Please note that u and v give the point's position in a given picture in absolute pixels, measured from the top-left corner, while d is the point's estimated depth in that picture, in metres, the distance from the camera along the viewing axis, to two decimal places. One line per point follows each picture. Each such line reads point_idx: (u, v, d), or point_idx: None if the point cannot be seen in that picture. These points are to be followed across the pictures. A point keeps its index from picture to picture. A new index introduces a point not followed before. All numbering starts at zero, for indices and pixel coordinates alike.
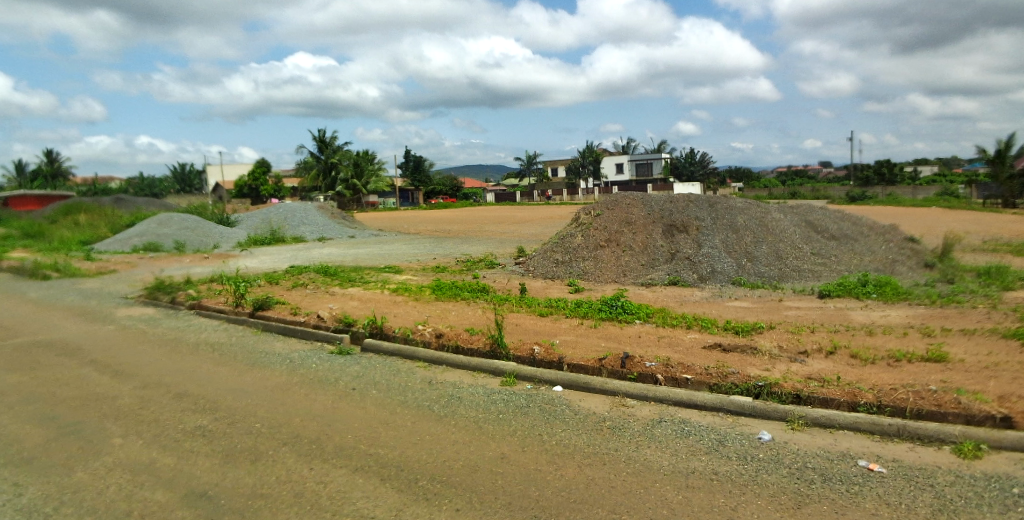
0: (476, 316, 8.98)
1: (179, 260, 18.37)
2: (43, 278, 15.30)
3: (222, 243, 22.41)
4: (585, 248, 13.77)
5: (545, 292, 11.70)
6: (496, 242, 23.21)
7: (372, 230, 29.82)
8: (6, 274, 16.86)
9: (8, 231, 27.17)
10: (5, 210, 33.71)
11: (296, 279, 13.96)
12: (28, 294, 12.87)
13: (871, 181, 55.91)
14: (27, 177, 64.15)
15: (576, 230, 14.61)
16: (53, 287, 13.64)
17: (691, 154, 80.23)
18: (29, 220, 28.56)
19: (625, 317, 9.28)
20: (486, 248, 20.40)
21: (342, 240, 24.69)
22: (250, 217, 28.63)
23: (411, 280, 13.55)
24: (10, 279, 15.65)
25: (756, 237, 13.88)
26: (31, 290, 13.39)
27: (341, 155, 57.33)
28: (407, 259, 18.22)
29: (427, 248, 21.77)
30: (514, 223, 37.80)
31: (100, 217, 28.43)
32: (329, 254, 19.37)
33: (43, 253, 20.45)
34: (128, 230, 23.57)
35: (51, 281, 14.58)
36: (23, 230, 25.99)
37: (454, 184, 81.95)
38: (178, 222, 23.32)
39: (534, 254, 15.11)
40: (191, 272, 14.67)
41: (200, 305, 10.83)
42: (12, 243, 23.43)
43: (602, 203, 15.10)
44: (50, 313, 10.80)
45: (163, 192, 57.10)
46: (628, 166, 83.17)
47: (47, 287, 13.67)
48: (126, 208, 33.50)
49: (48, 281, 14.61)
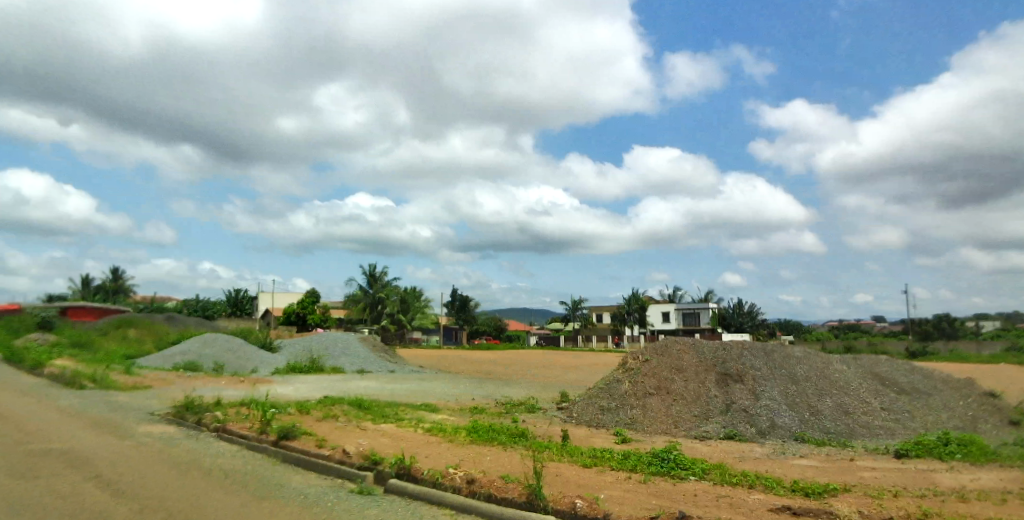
0: (513, 463, 8.22)
1: (215, 380, 18.27)
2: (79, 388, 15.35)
3: (261, 367, 22.39)
4: (633, 395, 12.95)
5: (590, 441, 10.82)
6: (537, 385, 22.42)
7: (412, 366, 29.48)
8: (46, 382, 16.99)
9: (59, 338, 28.06)
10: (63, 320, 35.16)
11: (328, 410, 13.46)
12: (60, 402, 12.78)
13: (931, 336, 53.27)
14: (92, 291, 67.72)
15: (623, 375, 13.88)
16: (86, 398, 13.56)
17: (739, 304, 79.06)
18: (83, 331, 29.56)
19: (677, 472, 8.34)
20: (527, 391, 19.63)
21: (381, 374, 24.32)
22: (293, 344, 28.87)
23: (446, 419, 12.86)
24: (48, 386, 15.77)
25: (819, 391, 12.83)
26: (63, 398, 13.35)
27: (389, 290, 58.66)
28: (445, 397, 17.56)
29: (466, 387, 21.13)
30: (556, 365, 36.97)
31: (149, 334, 29.13)
32: (366, 387, 18.92)
33: (87, 365, 20.75)
34: (173, 348, 23.90)
35: (86, 391, 14.59)
36: (75, 340, 26.75)
37: (497, 324, 82.25)
38: (222, 344, 23.57)
39: (578, 399, 14.31)
40: (224, 394, 14.42)
41: (225, 430, 10.41)
42: (61, 352, 24.01)
43: (651, 347, 14.47)
44: (73, 422, 10.57)
45: (215, 315, 59.04)
46: (673, 314, 82.47)
47: (79, 397, 13.62)
48: (176, 326, 34.50)
49: (83, 392, 14.57)
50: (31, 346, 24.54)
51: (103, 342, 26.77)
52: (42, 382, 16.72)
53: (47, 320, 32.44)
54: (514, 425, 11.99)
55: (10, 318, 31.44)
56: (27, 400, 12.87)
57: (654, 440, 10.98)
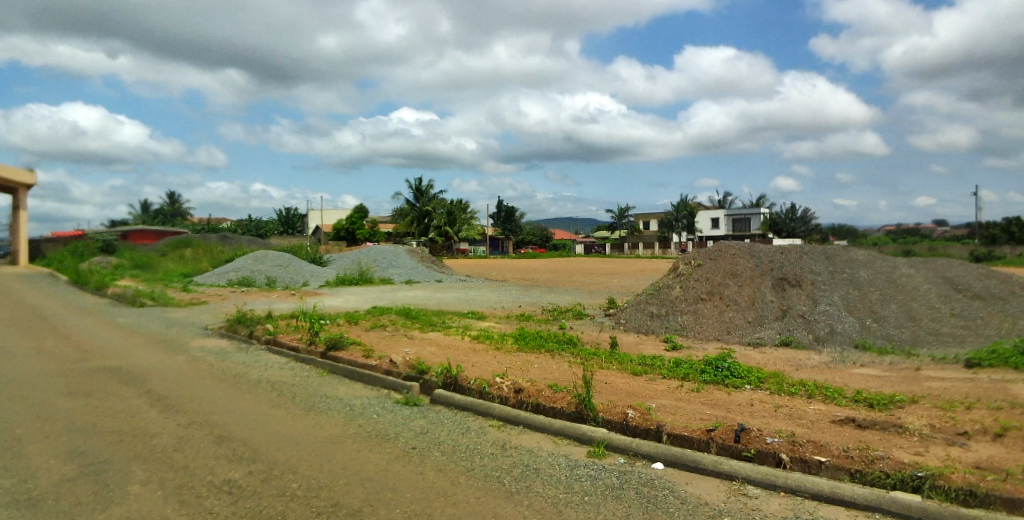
0: (560, 371, 8.03)
1: (268, 295, 18.76)
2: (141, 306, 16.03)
3: (312, 281, 22.89)
4: (683, 300, 12.54)
5: (639, 348, 10.57)
6: (584, 291, 22.24)
7: (460, 276, 29.74)
8: (110, 301, 17.80)
9: (124, 259, 29.38)
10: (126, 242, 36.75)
11: (376, 320, 13.60)
12: (121, 320, 13.33)
13: (1001, 239, 50.33)
14: (152, 215, 70.43)
15: (673, 281, 13.41)
16: (145, 314, 14.10)
17: (793, 209, 76.20)
18: (145, 252, 30.84)
19: (732, 381, 8.01)
20: (573, 298, 19.49)
21: (428, 284, 24.58)
22: (343, 257, 29.40)
23: (493, 327, 12.81)
24: (113, 305, 16.54)
25: (884, 296, 12.11)
26: (125, 316, 13.95)
27: (434, 203, 58.69)
28: (491, 305, 17.57)
29: (513, 295, 21.13)
30: (604, 273, 36.76)
31: (206, 252, 30.14)
32: (414, 297, 19.10)
33: (148, 284, 21.64)
34: (227, 265, 24.61)
35: (145, 309, 15.22)
36: (138, 261, 27.92)
37: (543, 234, 82.19)
38: (273, 259, 24.13)
39: (626, 305, 14.04)
40: (275, 307, 14.74)
41: (276, 341, 10.59)
42: (125, 272, 25.10)
43: (703, 252, 13.87)
44: (133, 339, 11.01)
45: (268, 233, 60.75)
46: (723, 221, 80.44)
47: (139, 314, 14.20)
48: (231, 244, 35.62)
49: (143, 309, 15.18)
50: (98, 267, 25.74)
51: (164, 262, 27.86)
52: (107, 302, 17.53)
53: (111, 242, 33.89)
54: (561, 332, 11.84)
55: (77, 242, 32.98)
56: (92, 318, 13.49)
57: (705, 347, 10.65)
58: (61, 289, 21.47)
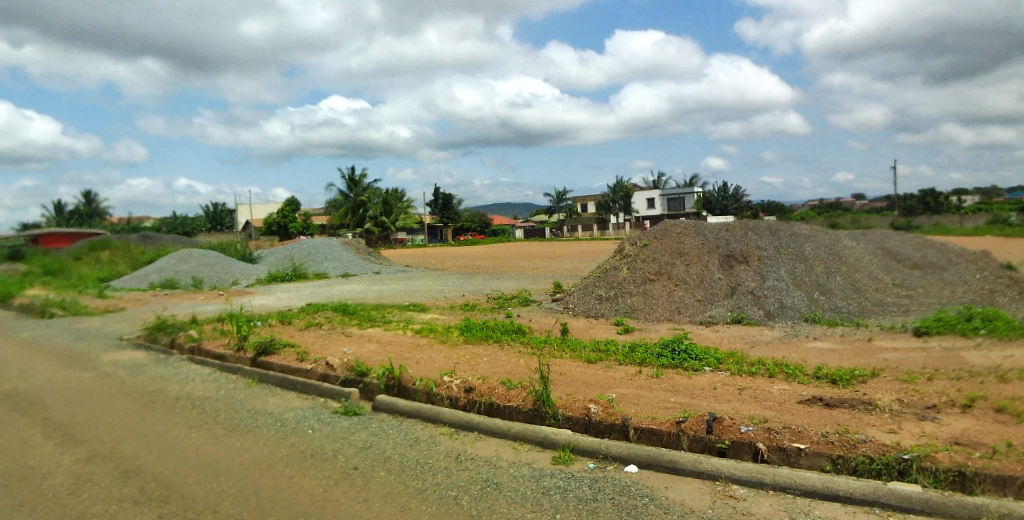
0: (513, 364, 7.50)
1: (193, 297, 17.44)
2: (46, 316, 14.52)
3: (241, 280, 21.50)
4: (631, 281, 12.23)
5: (591, 333, 10.17)
6: (528, 277, 21.83)
7: (399, 267, 28.80)
8: (12, 312, 16.05)
9: (29, 266, 26.92)
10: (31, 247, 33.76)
11: (311, 318, 12.69)
12: (21, 333, 11.91)
13: (916, 210, 53.25)
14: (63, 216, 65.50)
15: (621, 262, 13.10)
16: (49, 326, 12.67)
17: (724, 186, 78.46)
18: (53, 256, 28.34)
19: (692, 364, 7.70)
20: (518, 284, 19.03)
21: (367, 277, 23.59)
22: (274, 253, 27.92)
23: (437, 320, 12.16)
24: (13, 318, 14.92)
25: (827, 268, 12.20)
26: (25, 329, 12.51)
27: (369, 193, 56.97)
28: (433, 296, 16.87)
29: (456, 284, 20.48)
30: (547, 258, 36.56)
31: (123, 254, 27.98)
32: (352, 292, 18.15)
33: (56, 291, 19.76)
34: (147, 267, 22.82)
35: (51, 320, 13.76)
36: (45, 267, 25.58)
37: (483, 222, 81.56)
38: (197, 258, 22.55)
39: (573, 289, 13.65)
40: (198, 310, 13.57)
41: (199, 349, 9.61)
42: (30, 279, 22.89)
43: (649, 232, 13.61)
44: (32, 356, 9.79)
45: (194, 230, 57.54)
46: (659, 201, 82.01)
47: (42, 326, 12.78)
48: (151, 244, 33.31)
49: (48, 320, 13.70)
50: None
51: (75, 267, 25.64)
52: (9, 314, 15.81)
53: (14, 247, 30.99)
54: (509, 320, 11.33)
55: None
56: None
57: (659, 328, 10.37)
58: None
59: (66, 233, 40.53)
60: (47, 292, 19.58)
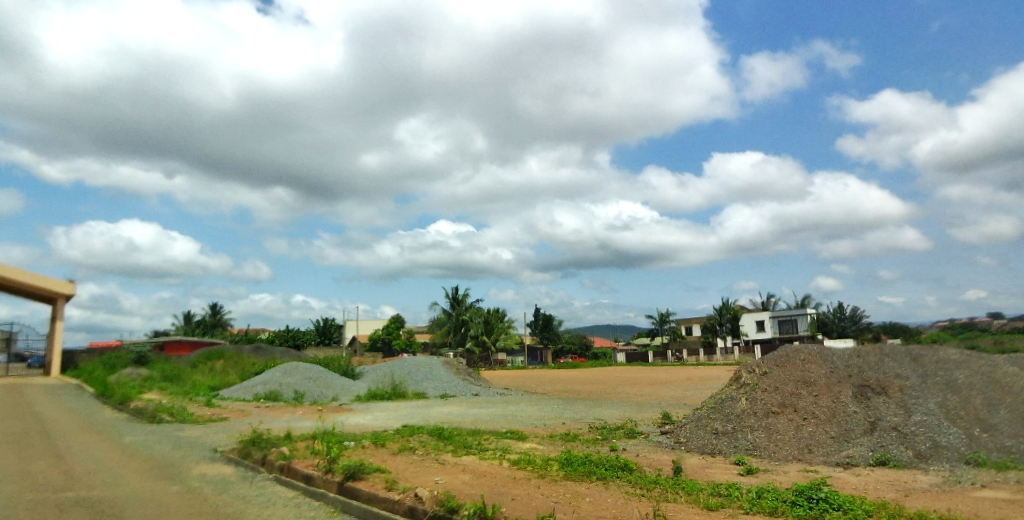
0: (620, 509, 6.61)
1: (292, 411, 17.70)
2: (157, 423, 15.14)
3: (341, 396, 21.75)
4: (751, 415, 10.98)
5: (707, 474, 8.99)
6: (633, 405, 20.51)
7: (497, 389, 28.25)
8: (127, 416, 16.91)
9: (154, 371, 28.93)
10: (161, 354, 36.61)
11: (405, 441, 12.29)
12: (126, 438, 12.31)
13: None
14: (193, 326, 71.46)
15: (737, 391, 11.89)
16: (155, 432, 13.10)
17: (841, 308, 73.18)
18: (176, 364, 30.40)
19: (835, 517, 6.43)
20: (622, 412, 17.85)
21: (464, 399, 23.17)
22: (375, 370, 28.39)
23: (535, 450, 11.36)
24: (129, 422, 15.68)
25: (988, 400, 10.37)
26: (136, 434, 12.98)
27: (472, 311, 58.05)
28: (531, 422, 16.08)
29: (555, 411, 19.55)
30: (652, 384, 34.72)
31: (236, 365, 29.50)
32: (448, 415, 17.73)
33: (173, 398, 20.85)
34: (256, 378, 23.76)
35: (160, 426, 14.28)
36: (166, 372, 27.36)
37: (582, 343, 80.19)
38: (303, 372, 23.25)
39: (684, 421, 12.46)
40: (295, 426, 13.60)
41: (287, 467, 9.40)
42: (152, 384, 24.43)
43: (767, 358, 12.43)
44: (135, 463, 9.96)
45: (304, 345, 60.54)
46: (769, 324, 77.63)
47: (152, 432, 13.22)
48: (264, 356, 35.07)
49: (157, 427, 14.23)
50: (127, 379, 25.22)
51: (192, 375, 27.22)
52: (125, 417, 16.68)
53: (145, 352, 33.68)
54: (612, 454, 10.36)
55: (110, 353, 32.79)
56: (100, 436, 12.57)
57: (787, 470, 9.02)
58: (84, 402, 20.79)
59: (191, 341, 43.81)
60: (165, 398, 20.69)
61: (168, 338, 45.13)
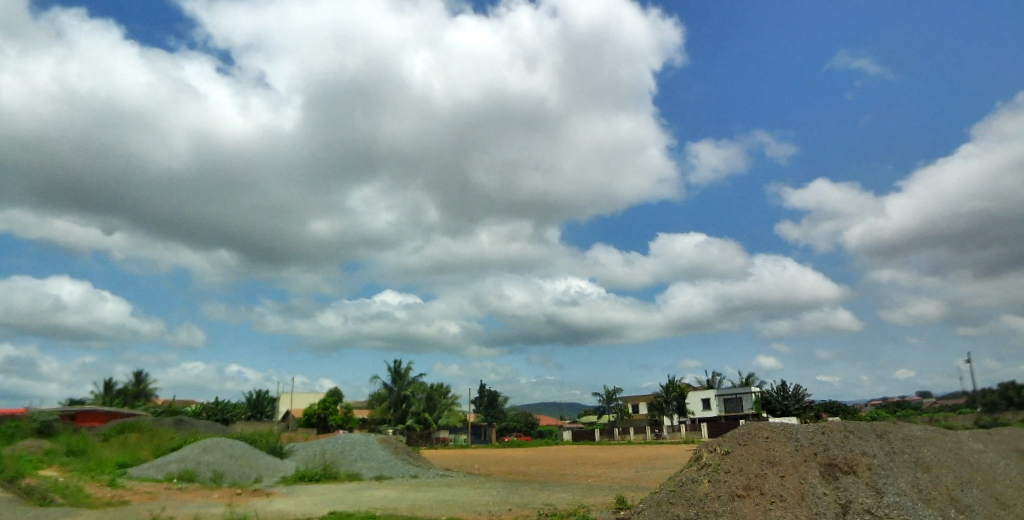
0: None
1: (208, 494, 15.74)
2: (43, 505, 13.06)
3: (267, 477, 19.75)
4: (715, 498, 10.13)
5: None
6: (583, 488, 19.29)
7: (439, 470, 26.46)
8: (9, 496, 14.62)
9: (53, 445, 25.89)
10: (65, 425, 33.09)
11: None
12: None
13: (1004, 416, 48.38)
14: (111, 396, 66.08)
15: (698, 472, 11.06)
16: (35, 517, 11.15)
17: (783, 386, 74.09)
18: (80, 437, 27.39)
19: None
20: (572, 497, 16.63)
21: (403, 481, 21.42)
22: (306, 448, 26.22)
23: None
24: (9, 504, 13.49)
25: (959, 478, 10.08)
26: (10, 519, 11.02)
27: (414, 387, 55.96)
28: (474, 508, 14.68)
29: (501, 494, 18.13)
30: (601, 464, 33.46)
31: (150, 439, 26.78)
32: (385, 498, 16.12)
33: (68, 476, 18.41)
34: (170, 455, 21.40)
35: (45, 510, 12.27)
36: (67, 446, 24.48)
37: (529, 421, 78.04)
38: (225, 449, 21.12)
39: (642, 506, 11.46)
40: (205, 512, 11.89)
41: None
42: (48, 459, 21.67)
43: (728, 435, 11.71)
44: None
45: (233, 418, 56.50)
46: (715, 402, 77.97)
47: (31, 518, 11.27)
48: (183, 430, 32.13)
49: (41, 510, 12.22)
50: (18, 453, 22.33)
51: (97, 449, 24.41)
52: (6, 497, 14.41)
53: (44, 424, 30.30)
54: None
55: (5, 423, 29.38)
56: None
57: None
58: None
59: (104, 412, 39.99)
60: (59, 476, 18.22)
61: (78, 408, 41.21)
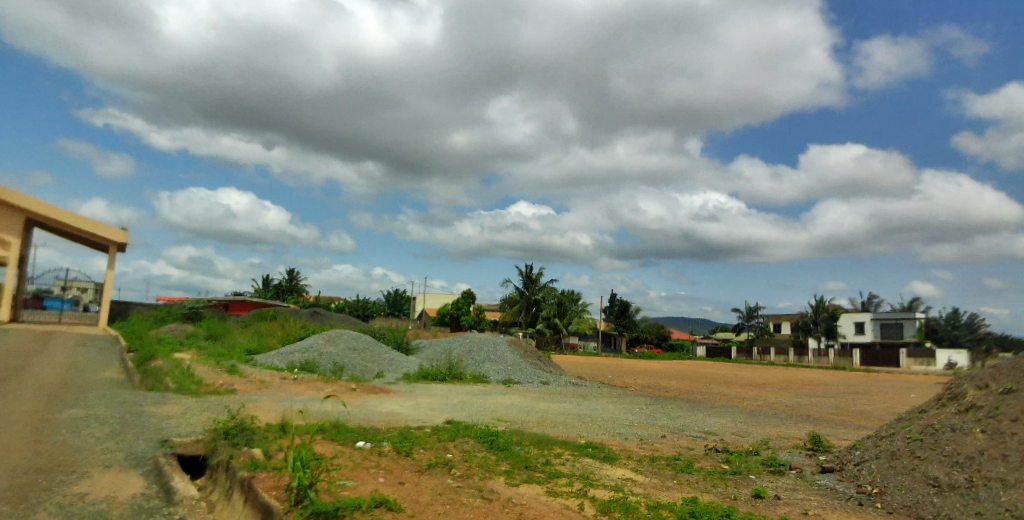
0: None
1: (319, 387, 14.47)
2: (148, 388, 12.24)
3: (388, 373, 18.58)
4: (997, 460, 6.09)
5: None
6: (743, 415, 15.99)
7: (569, 377, 24.34)
8: (129, 377, 14.24)
9: (200, 328, 26.97)
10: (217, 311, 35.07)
11: (441, 451, 8.46)
12: (68, 410, 9.20)
13: None
14: (268, 289, 71.85)
15: (961, 417, 7.13)
16: (115, 404, 9.91)
17: (956, 313, 64.51)
18: (225, 323, 28.47)
19: None
20: (735, 426, 13.52)
21: (529, 387, 19.45)
22: (431, 345, 25.15)
23: (637, 489, 7.35)
24: (118, 383, 12.89)
25: None
26: (99, 402, 10.02)
27: (546, 292, 54.03)
28: (618, 431, 12.00)
29: (644, 414, 15.37)
30: (749, 385, 29.76)
31: (283, 329, 27.04)
32: (511, 408, 13.99)
33: (198, 359, 18.34)
34: (295, 345, 20.97)
35: (144, 394, 11.37)
36: (210, 332, 25.20)
37: (659, 333, 74.90)
38: (347, 341, 20.22)
39: (859, 453, 8.01)
40: (311, 413, 10.34)
41: (250, 489, 6.48)
42: (188, 342, 22.13)
43: (1007, 368, 7.44)
44: (24, 457, 6.83)
45: (370, 314, 58.90)
46: (870, 326, 69.81)
47: (121, 402, 10.23)
48: (317, 322, 32.69)
49: (137, 394, 11.18)
50: (165, 334, 23.14)
51: (235, 335, 24.93)
52: (122, 378, 14.02)
53: (196, 309, 32.05)
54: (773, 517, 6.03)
55: (166, 307, 31.47)
56: (56, 402, 9.72)
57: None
58: (107, 354, 18.55)
59: (254, 302, 42.33)
60: (188, 359, 18.14)
61: (232, 297, 44.08)
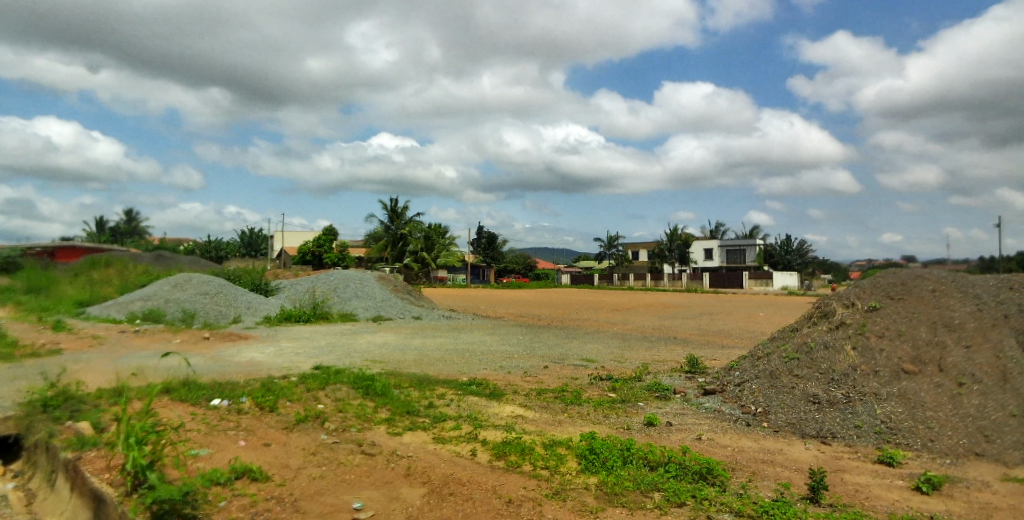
0: None
1: (166, 339, 12.76)
2: None
3: (247, 318, 16.95)
4: (869, 375, 6.71)
5: (867, 501, 4.60)
6: (614, 339, 16.48)
7: (443, 311, 23.95)
8: None
9: (12, 280, 23.02)
10: (33, 258, 30.21)
11: (311, 402, 7.57)
12: None
13: None
14: (100, 232, 63.68)
15: (832, 334, 7.61)
16: None
17: (789, 239, 71.98)
18: (43, 272, 24.53)
19: None
20: (610, 351, 13.82)
21: (402, 324, 18.76)
22: (295, 285, 23.48)
23: (528, 427, 7.00)
24: None
25: None
26: None
27: (411, 226, 53.03)
28: (499, 365, 11.72)
29: (522, 344, 15.32)
30: (614, 310, 31.15)
31: (118, 276, 23.81)
32: (385, 348, 13.24)
33: (9, 316, 15.51)
34: (135, 293, 18.50)
35: None
36: (25, 283, 21.55)
37: (528, 264, 76.67)
38: (198, 286, 18.14)
39: (737, 374, 8.30)
40: (148, 371, 8.88)
41: (76, 474, 5.28)
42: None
43: (871, 286, 8.15)
44: None
45: (225, 256, 54.31)
46: (717, 252, 76.22)
47: None
48: (160, 265, 29.25)
49: None
50: None
51: (57, 286, 21.56)
52: None
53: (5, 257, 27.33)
54: (671, 446, 5.92)
55: None
56: None
57: (970, 490, 4.86)
58: None
59: (82, 248, 37.13)
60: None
61: (54, 243, 38.28)
